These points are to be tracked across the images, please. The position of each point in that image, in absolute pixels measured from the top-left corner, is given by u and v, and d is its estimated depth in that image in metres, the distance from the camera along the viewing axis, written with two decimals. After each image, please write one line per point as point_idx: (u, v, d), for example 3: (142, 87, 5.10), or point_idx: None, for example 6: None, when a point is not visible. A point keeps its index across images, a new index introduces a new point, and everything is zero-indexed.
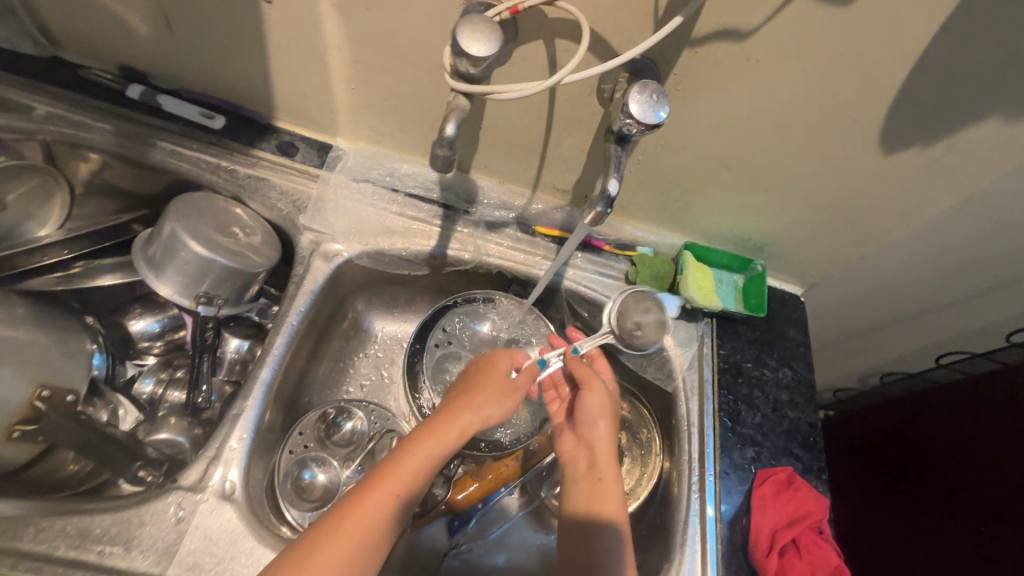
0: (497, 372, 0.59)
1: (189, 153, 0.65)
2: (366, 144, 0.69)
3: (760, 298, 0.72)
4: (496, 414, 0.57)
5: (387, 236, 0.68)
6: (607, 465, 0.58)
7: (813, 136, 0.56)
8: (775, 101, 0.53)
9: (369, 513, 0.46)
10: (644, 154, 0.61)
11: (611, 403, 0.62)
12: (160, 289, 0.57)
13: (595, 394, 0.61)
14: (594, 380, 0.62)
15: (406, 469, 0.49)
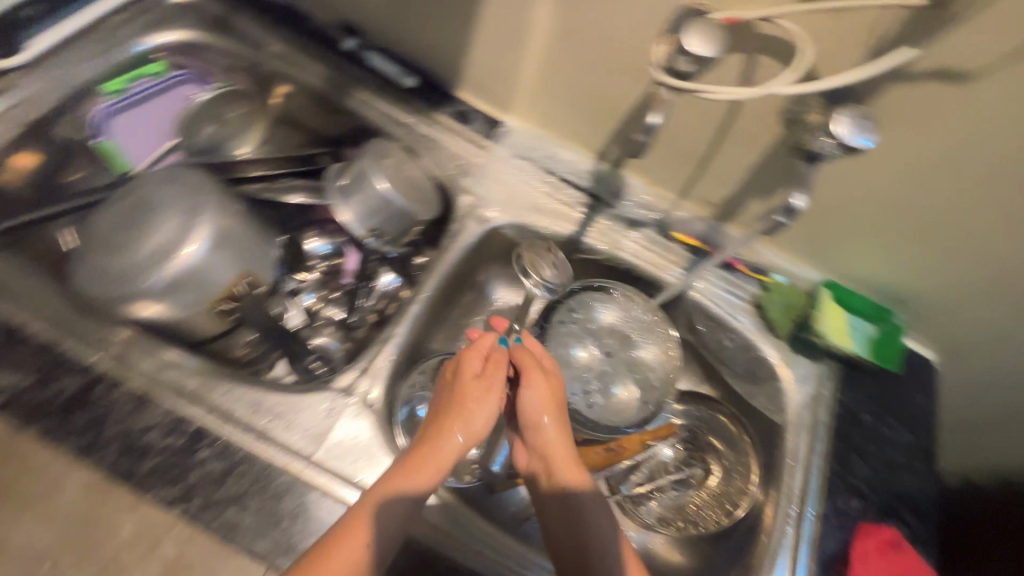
0: (468, 386, 0.54)
1: (380, 104, 0.73)
2: (534, 126, 0.74)
3: (893, 354, 0.70)
4: (476, 427, 0.53)
5: (535, 213, 0.72)
6: (568, 465, 0.55)
7: (976, 184, 0.53)
8: (977, 152, 0.51)
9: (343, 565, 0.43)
10: (820, 184, 0.61)
11: (558, 402, 0.57)
12: (341, 216, 0.65)
13: (536, 388, 0.55)
14: (534, 371, 0.56)
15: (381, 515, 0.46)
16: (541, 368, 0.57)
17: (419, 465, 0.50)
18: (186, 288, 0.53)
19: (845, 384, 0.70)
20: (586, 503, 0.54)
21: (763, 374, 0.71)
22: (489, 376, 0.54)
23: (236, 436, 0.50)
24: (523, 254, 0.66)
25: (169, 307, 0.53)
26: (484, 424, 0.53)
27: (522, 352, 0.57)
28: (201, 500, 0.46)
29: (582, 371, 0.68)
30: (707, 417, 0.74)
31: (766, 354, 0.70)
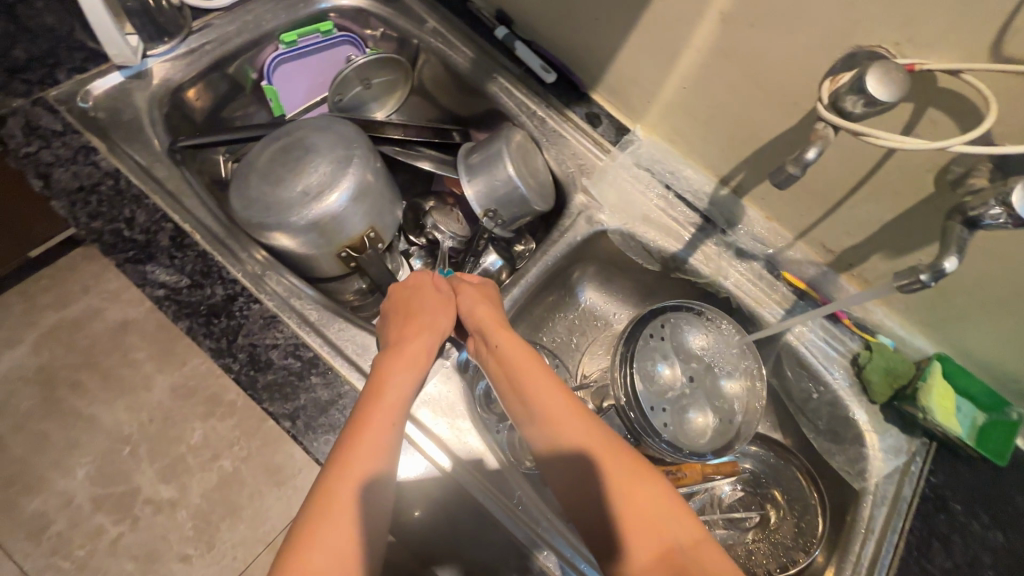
0: (413, 300, 0.57)
1: (517, 93, 0.76)
2: (661, 140, 0.74)
3: (1000, 446, 0.65)
4: (431, 331, 0.55)
5: (644, 224, 0.73)
6: (525, 359, 0.54)
7: None
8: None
9: (365, 444, 0.46)
10: (969, 255, 0.57)
11: (494, 305, 0.59)
12: (466, 189, 0.68)
13: (473, 297, 0.58)
14: (466, 286, 0.60)
15: (375, 410, 0.48)
16: (471, 284, 0.61)
17: (399, 362, 0.52)
18: (323, 229, 0.58)
19: (937, 466, 0.66)
20: (548, 392, 0.52)
21: (847, 436, 0.68)
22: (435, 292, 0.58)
23: (344, 371, 0.54)
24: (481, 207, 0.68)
25: (301, 244, 0.58)
26: (434, 327, 0.55)
27: (455, 278, 0.61)
28: (305, 422, 0.51)
29: (664, 389, 0.66)
30: (778, 465, 0.71)
31: (855, 416, 0.67)
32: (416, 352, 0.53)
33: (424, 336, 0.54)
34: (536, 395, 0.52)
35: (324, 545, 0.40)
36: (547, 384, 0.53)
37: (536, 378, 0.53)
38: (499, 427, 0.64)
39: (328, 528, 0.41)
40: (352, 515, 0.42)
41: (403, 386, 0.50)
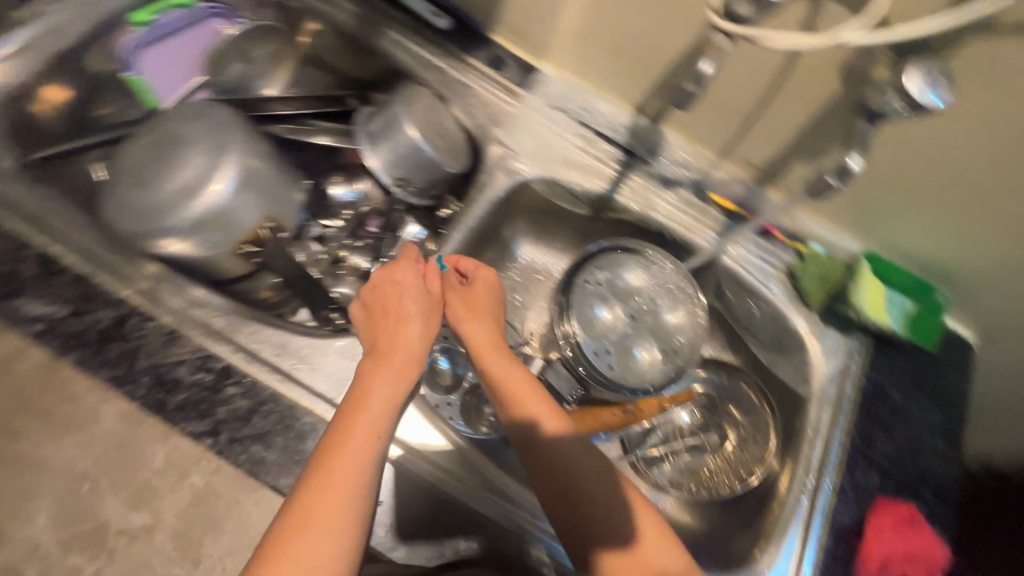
0: (403, 301, 0.55)
1: (412, 46, 0.70)
2: (572, 74, 0.70)
3: (932, 331, 0.67)
4: (421, 341, 0.54)
5: (566, 167, 0.69)
6: (528, 389, 0.55)
7: (958, 99, 0.49)
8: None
9: (345, 458, 0.45)
10: (878, 148, 0.56)
11: (490, 321, 0.59)
12: (369, 161, 0.64)
13: (480, 322, 0.58)
14: (468, 300, 0.59)
15: (359, 422, 0.47)
16: (468, 291, 0.59)
17: (386, 370, 0.50)
18: (212, 225, 0.53)
19: (876, 360, 0.67)
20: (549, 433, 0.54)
21: (791, 345, 0.69)
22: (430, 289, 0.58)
23: (262, 374, 0.51)
24: (388, 179, 0.64)
25: (194, 245, 0.53)
26: (424, 336, 0.54)
27: (451, 281, 0.60)
28: (228, 435, 0.48)
29: (605, 332, 0.66)
30: (728, 384, 0.73)
31: (795, 326, 0.68)
32: (405, 359, 0.51)
33: (414, 345, 0.53)
34: (528, 411, 0.54)
35: (305, 555, 0.41)
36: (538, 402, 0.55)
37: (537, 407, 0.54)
38: (449, 401, 0.63)
39: (309, 542, 0.41)
40: (338, 524, 0.43)
41: (391, 395, 0.49)
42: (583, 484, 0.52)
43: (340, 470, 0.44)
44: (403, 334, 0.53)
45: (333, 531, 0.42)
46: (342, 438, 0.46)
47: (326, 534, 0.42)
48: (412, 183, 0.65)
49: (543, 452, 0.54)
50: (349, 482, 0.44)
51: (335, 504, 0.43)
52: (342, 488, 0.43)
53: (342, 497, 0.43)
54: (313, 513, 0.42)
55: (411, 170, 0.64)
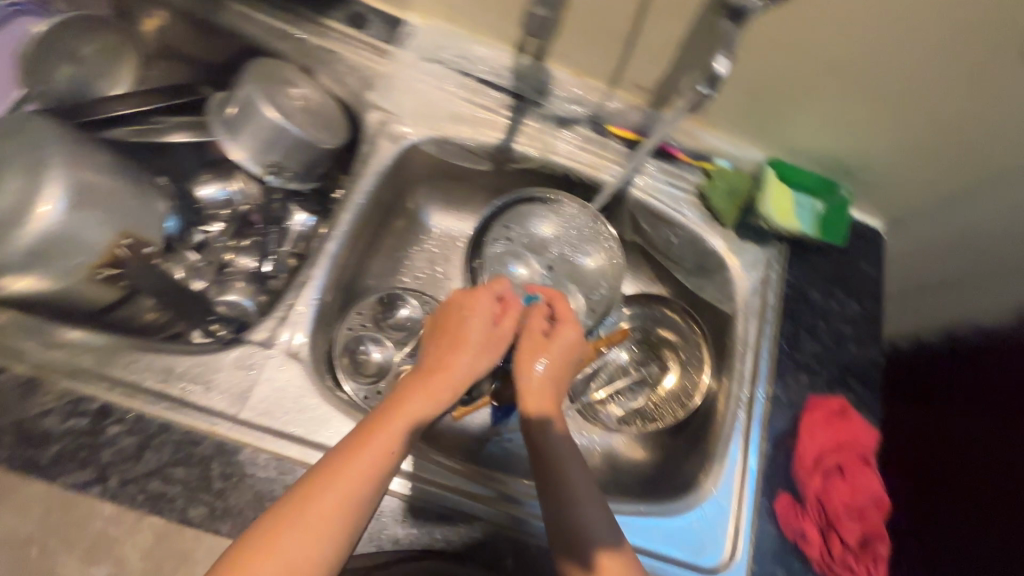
0: (468, 334, 0.52)
1: (260, 17, 0.63)
2: (441, 21, 0.65)
3: (839, 227, 0.67)
4: (462, 376, 0.50)
5: (454, 123, 0.65)
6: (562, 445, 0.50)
7: None
8: None
9: (357, 462, 0.42)
10: (744, 49, 0.57)
11: (557, 370, 0.54)
12: (233, 153, 0.58)
13: (543, 370, 0.54)
14: (545, 346, 0.55)
15: (380, 430, 0.44)
16: (548, 334, 0.56)
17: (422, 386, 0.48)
18: (56, 252, 0.46)
19: (793, 265, 0.68)
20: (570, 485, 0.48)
21: (712, 266, 0.69)
22: (506, 324, 0.54)
23: (149, 407, 0.47)
24: (258, 168, 0.59)
25: (40, 279, 0.47)
26: (470, 365, 0.51)
27: (537, 320, 0.56)
28: (118, 478, 0.44)
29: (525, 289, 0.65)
30: (660, 315, 0.72)
31: (712, 246, 0.68)
32: (442, 378, 0.49)
33: (457, 369, 0.50)
34: (558, 462, 0.49)
35: (287, 552, 0.38)
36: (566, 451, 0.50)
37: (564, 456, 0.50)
38: (377, 389, 0.63)
39: (291, 540, 0.38)
40: (326, 530, 0.39)
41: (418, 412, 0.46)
42: (590, 522, 0.47)
43: (352, 474, 0.41)
44: (451, 360, 0.51)
45: (319, 539, 0.39)
46: (360, 444, 0.43)
47: (312, 539, 0.39)
48: (287, 168, 0.60)
49: (560, 503, 0.48)
50: (351, 494, 0.41)
51: (328, 508, 0.40)
52: (346, 497, 0.40)
53: (341, 505, 0.40)
54: (313, 508, 0.39)
55: (280, 155, 0.58)
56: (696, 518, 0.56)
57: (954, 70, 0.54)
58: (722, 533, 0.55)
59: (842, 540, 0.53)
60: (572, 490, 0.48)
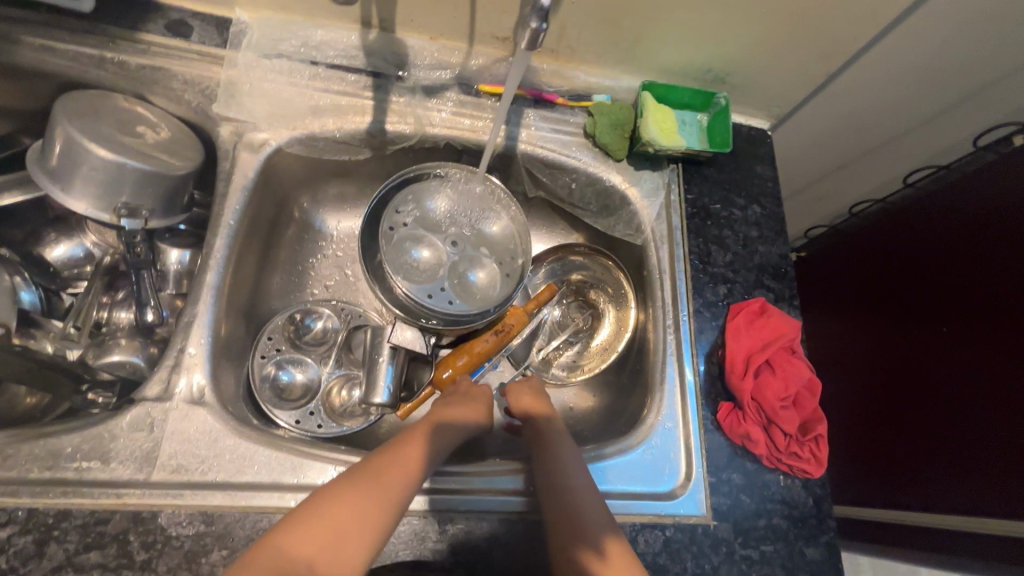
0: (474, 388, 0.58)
1: (63, 46, 0.56)
2: (271, 12, 0.60)
3: (726, 133, 0.67)
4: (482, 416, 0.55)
5: (315, 117, 0.61)
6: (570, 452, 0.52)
7: None
8: None
9: (404, 458, 0.44)
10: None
11: (545, 397, 0.60)
12: (75, 206, 0.52)
13: (526, 395, 0.59)
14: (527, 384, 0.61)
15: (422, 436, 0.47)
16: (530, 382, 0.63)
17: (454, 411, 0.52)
18: None
19: (690, 183, 0.69)
20: (575, 488, 0.49)
21: (616, 202, 0.69)
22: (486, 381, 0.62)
23: (40, 499, 0.43)
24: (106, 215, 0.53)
25: None
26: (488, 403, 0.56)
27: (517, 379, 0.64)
28: None
29: (433, 271, 0.62)
30: (582, 264, 0.73)
31: (611, 183, 0.67)
32: (469, 408, 0.54)
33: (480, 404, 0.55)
34: (562, 465, 0.51)
35: (336, 522, 0.38)
36: (567, 446, 0.53)
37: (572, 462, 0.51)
38: (308, 410, 0.60)
39: (344, 509, 0.38)
40: (370, 512, 0.39)
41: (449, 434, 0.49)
42: (588, 510, 0.47)
43: (400, 465, 0.43)
44: (478, 397, 0.56)
45: (365, 509, 0.39)
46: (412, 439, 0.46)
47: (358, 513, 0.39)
48: (141, 207, 0.54)
49: (559, 492, 0.48)
50: (399, 478, 0.42)
51: (377, 488, 0.40)
52: (393, 483, 0.41)
53: (388, 488, 0.41)
54: (366, 486, 0.40)
55: (128, 194, 0.53)
56: (647, 449, 0.57)
57: None
58: (675, 456, 0.57)
59: (783, 432, 0.55)
60: (573, 481, 0.49)
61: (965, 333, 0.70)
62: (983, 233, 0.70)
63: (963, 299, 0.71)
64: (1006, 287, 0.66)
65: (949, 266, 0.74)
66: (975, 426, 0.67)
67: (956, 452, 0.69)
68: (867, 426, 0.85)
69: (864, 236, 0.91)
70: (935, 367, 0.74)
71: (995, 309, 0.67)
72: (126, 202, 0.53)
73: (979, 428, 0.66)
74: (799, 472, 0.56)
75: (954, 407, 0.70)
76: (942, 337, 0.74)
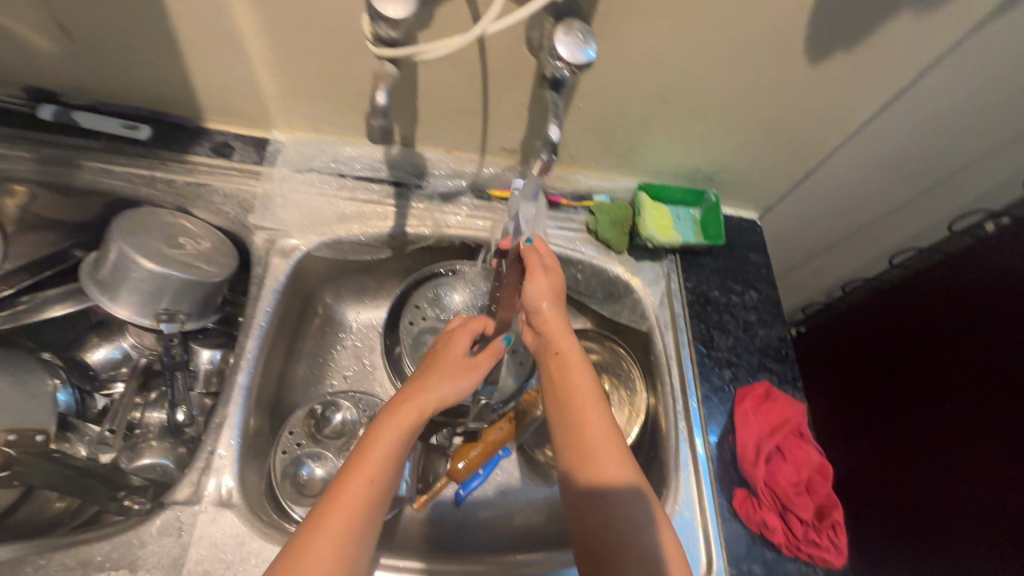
0: (458, 332, 0.58)
1: (120, 169, 0.62)
2: (305, 133, 0.67)
3: (718, 226, 0.73)
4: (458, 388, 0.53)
5: (341, 223, 0.67)
6: (593, 411, 0.53)
7: (635, 41, 0.55)
8: (734, 40, 0.54)
9: (348, 495, 0.44)
10: (583, 99, 0.61)
11: (556, 284, 0.58)
12: (119, 313, 0.56)
13: (535, 285, 0.57)
14: (537, 273, 0.57)
15: (369, 457, 0.47)
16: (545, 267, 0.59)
17: (411, 410, 0.50)
18: None
19: (689, 272, 0.73)
20: (626, 506, 0.49)
21: (620, 290, 0.73)
22: (478, 323, 0.59)
23: None
24: (146, 320, 0.57)
25: None
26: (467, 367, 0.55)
27: (530, 252, 0.58)
28: None
29: None
30: (606, 356, 0.72)
31: (613, 273, 0.72)
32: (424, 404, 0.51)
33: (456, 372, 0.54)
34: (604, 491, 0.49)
35: None
36: (574, 359, 0.56)
37: (607, 457, 0.51)
38: None
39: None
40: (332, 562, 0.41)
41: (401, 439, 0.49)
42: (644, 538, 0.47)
43: (344, 507, 0.43)
44: (451, 370, 0.54)
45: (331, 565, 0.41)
46: (380, 433, 0.48)
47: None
48: (177, 312, 0.58)
49: (604, 520, 0.48)
50: (353, 525, 0.43)
51: (329, 542, 0.41)
52: (346, 529, 0.43)
53: (338, 536, 0.42)
54: (317, 543, 0.41)
55: (169, 301, 0.57)
56: None
57: (768, 90, 0.61)
58: (695, 546, 0.57)
59: (800, 519, 0.56)
60: (615, 509, 0.49)
61: (969, 409, 0.71)
62: (970, 312, 0.74)
63: (959, 377, 0.73)
64: (999, 364, 0.68)
65: (941, 345, 0.77)
66: (990, 499, 0.67)
67: (975, 527, 0.68)
68: (882, 509, 0.83)
69: (861, 314, 0.95)
70: (938, 444, 0.75)
71: (991, 386, 0.69)
72: (165, 309, 0.57)
73: (996, 501, 0.66)
74: (820, 561, 0.56)
75: (968, 488, 0.70)
76: (942, 411, 0.75)
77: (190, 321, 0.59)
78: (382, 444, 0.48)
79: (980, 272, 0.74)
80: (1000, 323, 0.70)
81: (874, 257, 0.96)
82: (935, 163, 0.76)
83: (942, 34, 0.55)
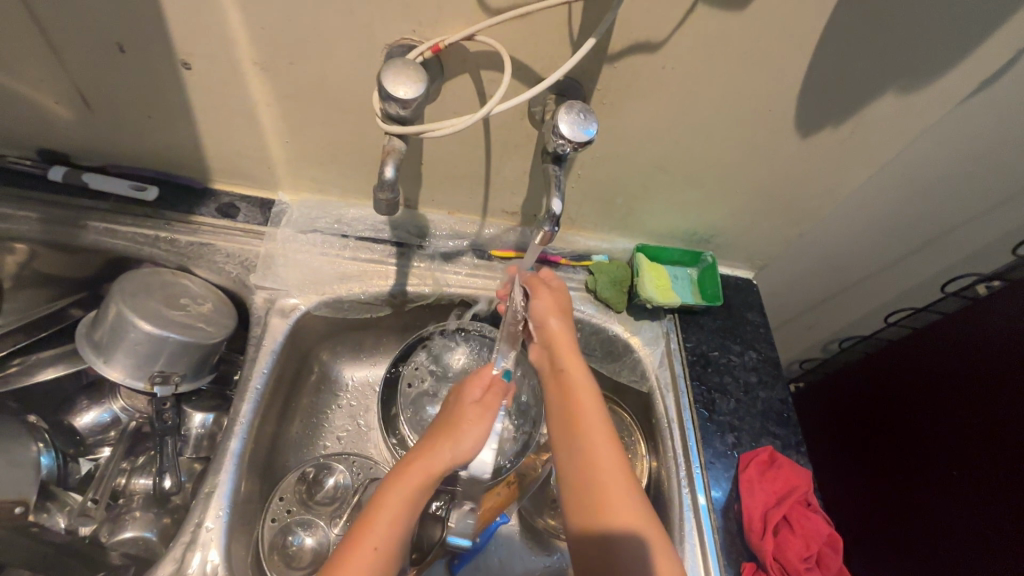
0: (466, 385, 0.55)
1: (124, 229, 0.62)
2: (310, 194, 0.69)
3: (715, 287, 0.74)
4: (465, 449, 0.51)
5: (342, 283, 0.67)
6: (604, 442, 0.54)
7: (633, 116, 0.57)
8: (725, 117, 0.57)
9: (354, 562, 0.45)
10: (583, 167, 0.63)
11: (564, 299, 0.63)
12: (111, 374, 0.55)
13: (543, 300, 0.61)
14: (542, 288, 0.62)
15: (376, 523, 0.47)
16: (546, 286, 0.63)
17: (416, 476, 0.49)
18: None
19: (688, 332, 0.73)
20: (631, 549, 0.49)
21: (619, 349, 0.73)
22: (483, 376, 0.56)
23: None
24: (140, 382, 0.56)
25: None
26: (480, 426, 0.53)
27: (531, 276, 0.64)
28: None
29: None
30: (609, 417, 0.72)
31: (612, 332, 0.72)
32: (430, 471, 0.50)
33: (471, 429, 0.52)
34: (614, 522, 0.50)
35: None
36: (579, 372, 0.58)
37: (615, 497, 0.51)
38: None
39: None
40: None
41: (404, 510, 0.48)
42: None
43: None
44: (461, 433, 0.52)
45: None
46: (387, 500, 0.48)
47: None
48: (172, 373, 0.57)
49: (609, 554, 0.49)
50: None
51: None
52: None
53: None
54: None
55: (164, 363, 0.56)
56: None
57: (759, 161, 0.63)
58: None
59: None
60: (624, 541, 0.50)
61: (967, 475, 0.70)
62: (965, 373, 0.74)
63: (959, 443, 0.72)
64: (998, 430, 0.67)
65: (939, 407, 0.77)
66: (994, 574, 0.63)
67: None
68: None
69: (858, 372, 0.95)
70: (940, 512, 0.73)
71: (991, 452, 0.67)
72: (160, 371, 0.56)
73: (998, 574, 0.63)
74: None
75: (974, 561, 0.67)
76: (948, 477, 0.72)
77: (183, 382, 0.58)
78: (388, 510, 0.48)
79: (976, 336, 0.74)
80: (995, 386, 0.69)
81: (870, 315, 0.97)
82: (924, 226, 0.78)
83: (924, 112, 0.58)
